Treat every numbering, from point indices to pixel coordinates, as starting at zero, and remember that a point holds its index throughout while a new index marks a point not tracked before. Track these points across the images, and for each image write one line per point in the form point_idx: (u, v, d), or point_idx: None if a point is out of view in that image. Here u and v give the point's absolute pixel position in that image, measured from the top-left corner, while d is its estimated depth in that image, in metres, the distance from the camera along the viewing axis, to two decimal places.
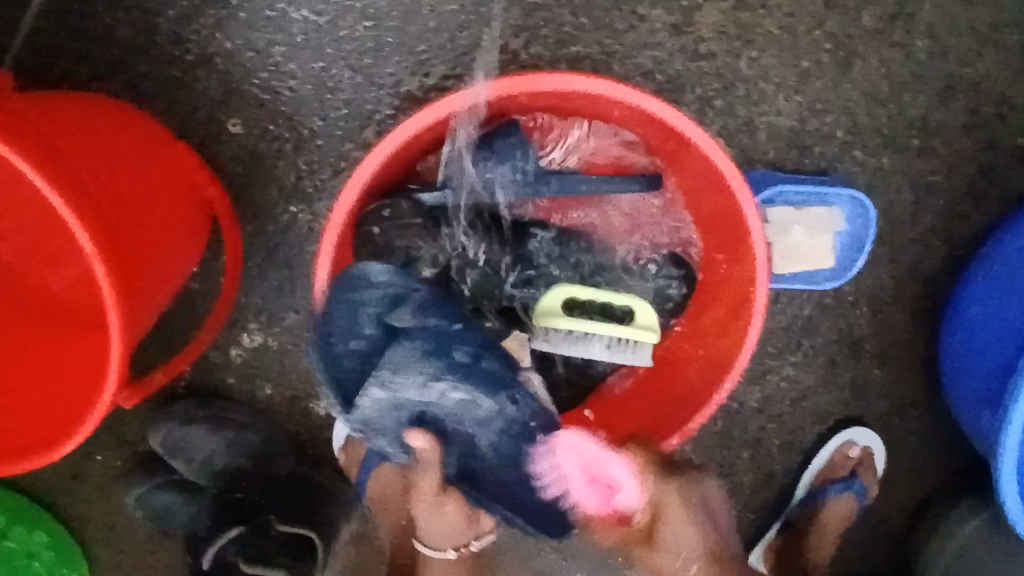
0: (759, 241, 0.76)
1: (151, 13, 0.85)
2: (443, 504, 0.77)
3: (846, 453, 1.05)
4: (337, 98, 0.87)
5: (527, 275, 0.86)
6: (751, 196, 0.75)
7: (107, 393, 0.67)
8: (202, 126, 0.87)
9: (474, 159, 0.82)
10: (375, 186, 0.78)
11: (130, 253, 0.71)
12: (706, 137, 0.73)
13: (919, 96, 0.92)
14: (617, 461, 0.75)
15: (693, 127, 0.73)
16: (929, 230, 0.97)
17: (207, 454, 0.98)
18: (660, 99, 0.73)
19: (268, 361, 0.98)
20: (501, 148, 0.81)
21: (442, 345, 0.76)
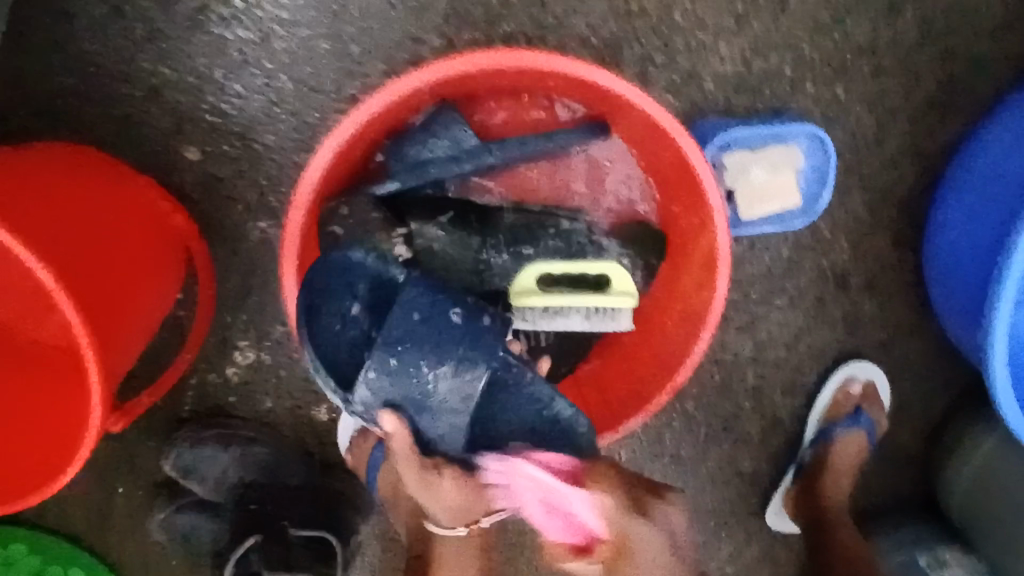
0: (712, 191, 0.77)
1: (95, 56, 0.88)
2: (431, 482, 0.73)
3: (849, 391, 1.04)
4: (286, 111, 0.89)
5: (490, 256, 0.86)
6: (696, 146, 0.75)
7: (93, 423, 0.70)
8: (161, 157, 0.90)
9: (415, 142, 0.82)
10: (326, 189, 0.79)
11: (98, 286, 0.73)
12: (640, 94, 0.73)
13: (860, 20, 0.91)
14: (579, 492, 0.70)
15: (623, 86, 0.73)
16: (894, 153, 0.96)
17: (220, 474, 1.01)
18: (590, 63, 0.73)
19: (263, 375, 1.01)
20: (438, 128, 0.81)
21: (435, 309, 0.75)
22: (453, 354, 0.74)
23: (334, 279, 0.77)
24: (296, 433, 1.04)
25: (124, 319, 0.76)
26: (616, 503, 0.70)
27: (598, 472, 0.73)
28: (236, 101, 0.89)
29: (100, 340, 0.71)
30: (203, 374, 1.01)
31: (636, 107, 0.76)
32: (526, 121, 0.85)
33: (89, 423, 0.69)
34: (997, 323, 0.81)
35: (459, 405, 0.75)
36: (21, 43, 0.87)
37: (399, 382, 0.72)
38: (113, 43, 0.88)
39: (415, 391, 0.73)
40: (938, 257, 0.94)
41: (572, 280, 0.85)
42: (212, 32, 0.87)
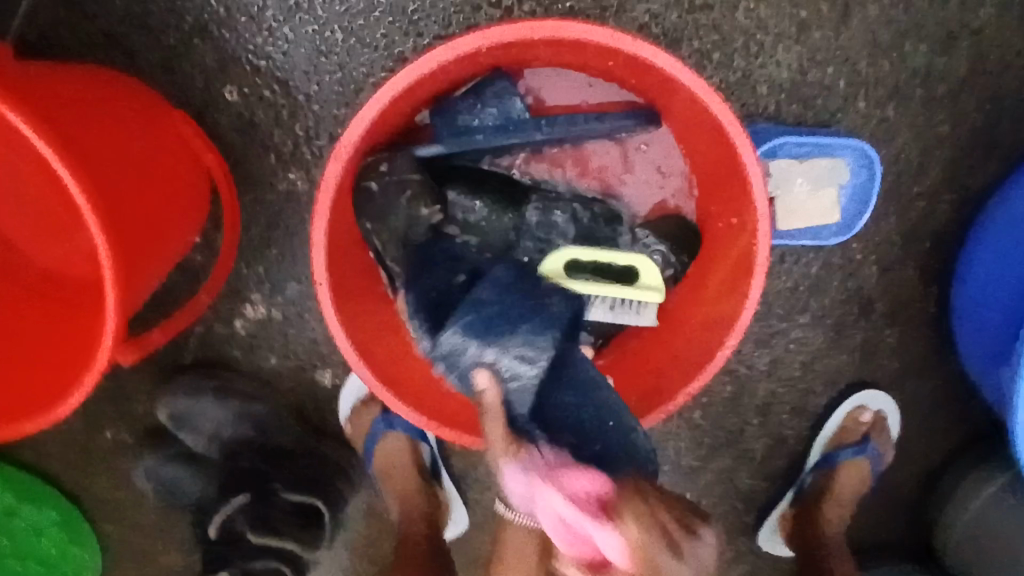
0: (760, 193, 0.74)
1: None
2: (514, 461, 0.62)
3: (858, 419, 1.03)
4: (332, 62, 0.87)
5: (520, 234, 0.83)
6: (751, 144, 0.73)
7: (103, 352, 0.67)
8: (198, 94, 0.88)
9: (463, 108, 0.80)
10: (367, 143, 0.77)
11: (122, 215, 0.70)
12: (700, 81, 0.70)
13: (921, 44, 0.89)
14: (607, 527, 0.54)
15: (685, 72, 0.70)
16: (935, 183, 0.94)
17: (215, 427, 0.99)
18: (655, 45, 0.70)
19: (271, 331, 0.99)
20: (489, 95, 0.79)
21: (506, 293, 0.74)
22: (527, 337, 0.69)
23: (422, 258, 0.80)
24: (297, 394, 1.02)
25: (144, 248, 0.74)
26: (641, 522, 0.54)
27: (631, 492, 0.57)
28: (283, 45, 0.87)
29: (122, 264, 0.68)
30: (209, 323, 0.99)
31: (694, 97, 0.73)
32: (579, 101, 0.84)
33: (101, 347, 0.66)
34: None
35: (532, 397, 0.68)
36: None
37: (475, 335, 0.70)
38: None
39: (493, 360, 0.68)
40: (971, 291, 0.92)
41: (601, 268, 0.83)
42: None
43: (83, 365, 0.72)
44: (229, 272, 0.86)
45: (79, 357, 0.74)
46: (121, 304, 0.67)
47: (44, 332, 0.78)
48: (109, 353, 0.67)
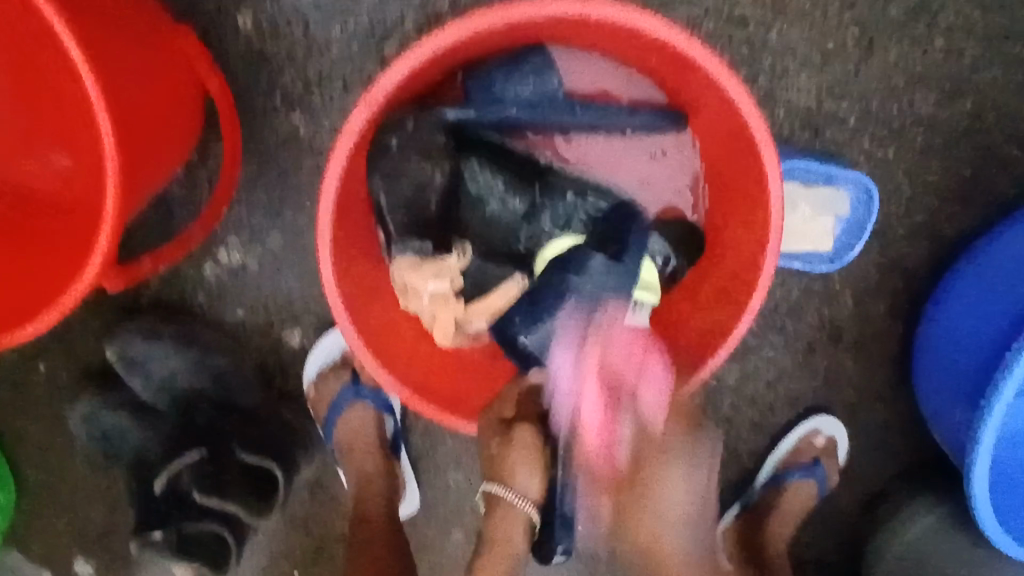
0: (777, 210, 0.74)
1: None
2: (517, 436, 0.76)
3: (812, 441, 1.06)
4: (362, 6, 0.82)
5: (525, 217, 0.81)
6: (777, 160, 0.73)
7: (87, 276, 0.61)
8: (210, 15, 0.82)
9: (500, 75, 0.76)
10: (398, 95, 0.74)
11: (127, 127, 0.64)
12: (742, 91, 0.70)
13: (928, 93, 0.92)
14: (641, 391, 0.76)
15: (732, 81, 0.70)
16: (918, 228, 0.98)
17: (168, 375, 0.91)
18: (707, 48, 0.70)
19: (244, 281, 0.92)
20: (528, 68, 0.77)
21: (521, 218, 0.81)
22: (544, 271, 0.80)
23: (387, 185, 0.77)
24: (260, 352, 0.96)
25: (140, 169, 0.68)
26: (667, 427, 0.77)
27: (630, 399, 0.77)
28: None
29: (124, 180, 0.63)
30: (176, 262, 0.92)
31: (733, 107, 0.73)
32: (613, 91, 0.82)
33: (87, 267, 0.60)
34: (991, 419, 0.81)
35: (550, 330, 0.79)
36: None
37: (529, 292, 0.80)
38: None
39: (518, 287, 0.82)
40: (940, 331, 0.95)
41: None
42: None
43: (57, 285, 0.65)
44: (224, 203, 0.79)
45: (52, 277, 0.67)
46: (117, 223, 0.61)
47: (16, 251, 0.71)
48: (94, 275, 0.61)
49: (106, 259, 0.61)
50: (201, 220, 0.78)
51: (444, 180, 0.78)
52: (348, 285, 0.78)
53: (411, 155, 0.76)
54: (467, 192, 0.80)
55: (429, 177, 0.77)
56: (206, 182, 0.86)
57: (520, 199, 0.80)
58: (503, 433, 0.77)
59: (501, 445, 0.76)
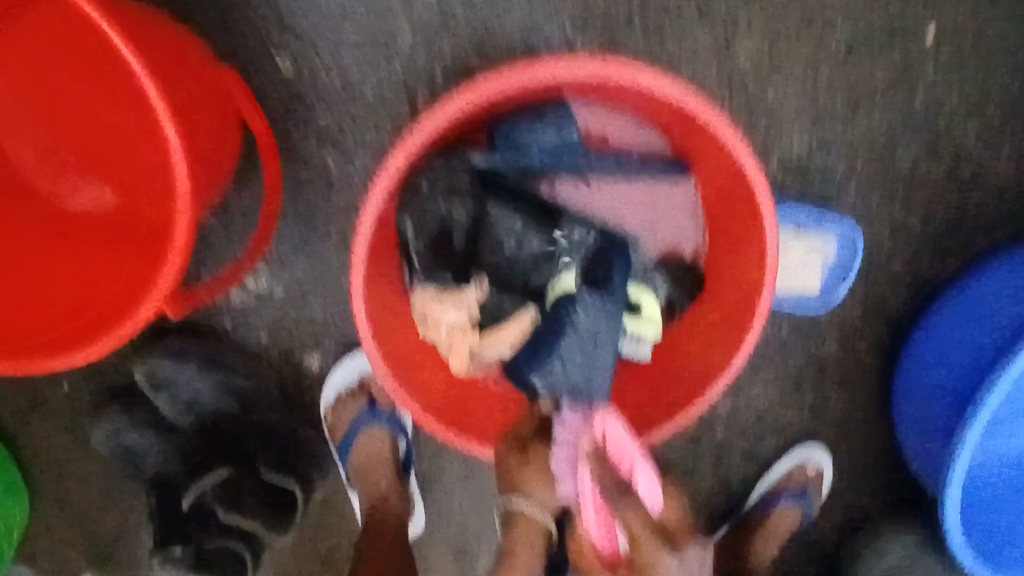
0: (772, 255, 0.81)
1: None
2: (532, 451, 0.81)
3: (802, 471, 1.12)
4: (394, 56, 0.89)
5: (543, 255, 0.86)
6: (774, 210, 0.80)
7: (161, 290, 0.69)
8: (252, 59, 0.88)
9: (524, 125, 0.84)
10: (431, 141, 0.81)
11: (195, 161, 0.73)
12: (743, 145, 0.77)
13: (910, 150, 0.99)
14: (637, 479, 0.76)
15: (733, 136, 0.77)
16: (898, 272, 1.06)
17: (193, 394, 0.95)
18: (712, 107, 0.77)
19: (268, 307, 0.97)
20: (550, 119, 0.84)
21: (537, 255, 0.86)
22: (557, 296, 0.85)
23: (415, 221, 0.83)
24: (280, 374, 1.00)
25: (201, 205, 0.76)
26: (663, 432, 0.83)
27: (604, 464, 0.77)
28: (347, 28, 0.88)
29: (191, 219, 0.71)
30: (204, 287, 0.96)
31: (733, 159, 0.80)
32: (624, 140, 0.90)
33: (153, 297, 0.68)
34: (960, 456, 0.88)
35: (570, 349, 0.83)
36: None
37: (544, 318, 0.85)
38: None
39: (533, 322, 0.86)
40: (920, 364, 1.02)
41: None
42: None
43: (129, 300, 0.73)
44: (268, 236, 0.83)
45: (125, 293, 0.74)
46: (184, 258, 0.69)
47: (93, 274, 0.80)
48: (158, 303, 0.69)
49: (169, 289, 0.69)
50: (254, 245, 0.83)
51: (468, 217, 0.84)
52: (376, 311, 0.84)
53: (441, 195, 0.82)
54: (489, 230, 0.85)
55: (454, 213, 0.83)
56: (241, 212, 0.92)
57: (538, 236, 0.86)
58: (518, 450, 0.82)
59: (517, 461, 0.81)
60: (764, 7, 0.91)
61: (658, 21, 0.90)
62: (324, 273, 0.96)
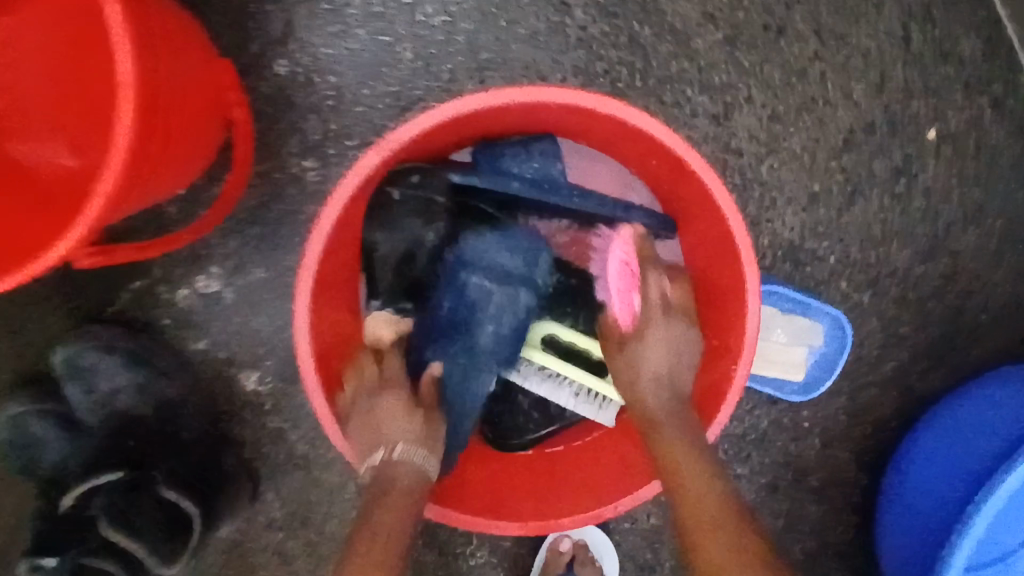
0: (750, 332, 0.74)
1: None
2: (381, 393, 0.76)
3: (558, 547, 0.96)
4: (392, 75, 0.87)
5: (510, 295, 0.81)
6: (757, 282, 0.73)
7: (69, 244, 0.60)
8: (249, 57, 0.86)
9: (509, 152, 0.81)
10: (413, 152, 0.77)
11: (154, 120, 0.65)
12: (733, 207, 0.72)
13: (905, 248, 0.96)
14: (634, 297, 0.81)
15: (726, 197, 0.72)
16: (886, 376, 0.99)
17: (113, 392, 0.88)
18: (706, 162, 0.73)
19: (215, 312, 0.91)
20: (534, 151, 0.82)
21: (496, 292, 0.81)
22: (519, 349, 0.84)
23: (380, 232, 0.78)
24: (211, 387, 0.92)
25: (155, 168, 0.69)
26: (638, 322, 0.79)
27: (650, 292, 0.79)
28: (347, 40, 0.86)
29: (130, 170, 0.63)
30: (151, 281, 0.90)
31: (720, 222, 0.76)
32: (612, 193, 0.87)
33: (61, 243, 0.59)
34: None
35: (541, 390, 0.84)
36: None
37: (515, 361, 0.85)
38: None
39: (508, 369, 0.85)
40: (910, 482, 0.90)
41: (575, 352, 0.85)
42: None
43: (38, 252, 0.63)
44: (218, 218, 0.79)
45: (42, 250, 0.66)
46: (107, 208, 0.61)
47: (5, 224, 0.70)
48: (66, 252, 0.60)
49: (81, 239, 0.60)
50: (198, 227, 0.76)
51: (437, 237, 0.80)
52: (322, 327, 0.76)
53: (413, 209, 0.78)
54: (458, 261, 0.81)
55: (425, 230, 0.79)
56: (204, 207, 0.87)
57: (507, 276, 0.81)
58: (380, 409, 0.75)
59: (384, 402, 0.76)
60: (768, 83, 0.90)
61: (660, 82, 0.89)
62: (281, 285, 0.90)
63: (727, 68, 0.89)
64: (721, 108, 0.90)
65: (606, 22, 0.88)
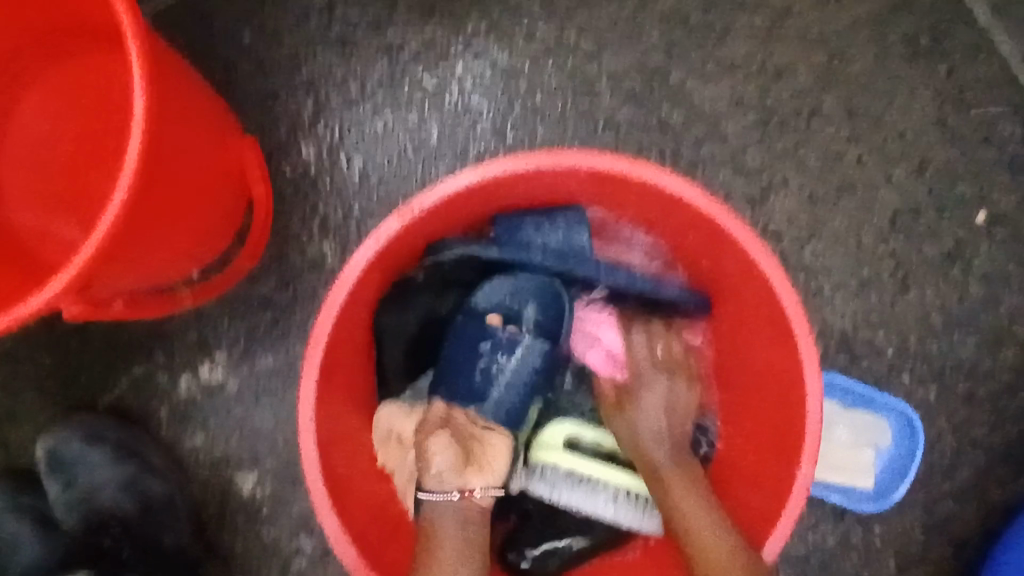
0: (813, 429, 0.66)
1: (266, 17, 0.82)
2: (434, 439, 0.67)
3: None
4: (418, 157, 0.84)
5: (523, 358, 0.71)
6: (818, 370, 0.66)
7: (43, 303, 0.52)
8: (273, 139, 0.82)
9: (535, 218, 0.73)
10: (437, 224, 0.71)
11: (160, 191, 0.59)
12: (786, 286, 0.66)
13: (970, 339, 0.88)
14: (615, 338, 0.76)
15: (780, 279, 0.66)
16: (968, 487, 0.87)
17: (93, 492, 0.79)
18: (755, 237, 0.67)
19: (217, 404, 0.83)
20: (562, 220, 0.73)
21: (508, 350, 0.71)
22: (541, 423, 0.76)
23: (399, 306, 0.72)
24: (206, 490, 0.83)
25: (154, 242, 0.62)
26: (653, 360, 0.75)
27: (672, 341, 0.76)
28: (370, 122, 0.83)
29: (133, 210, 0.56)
30: (151, 369, 0.83)
31: (771, 300, 0.68)
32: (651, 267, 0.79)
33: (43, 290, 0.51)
34: None
35: (575, 497, 0.73)
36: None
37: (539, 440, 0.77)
38: (294, 19, 0.83)
39: (534, 476, 0.74)
40: None
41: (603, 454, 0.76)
42: (390, 58, 0.84)
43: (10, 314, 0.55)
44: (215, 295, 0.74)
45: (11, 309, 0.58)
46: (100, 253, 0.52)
47: None
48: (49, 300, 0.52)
49: (67, 287, 0.52)
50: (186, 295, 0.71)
51: (451, 304, 0.74)
52: (330, 412, 0.69)
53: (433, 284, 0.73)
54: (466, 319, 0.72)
55: (443, 301, 0.73)
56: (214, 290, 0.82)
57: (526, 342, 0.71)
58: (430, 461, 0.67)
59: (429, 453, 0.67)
60: (805, 166, 0.87)
61: (692, 165, 0.86)
62: (291, 374, 0.84)
63: (761, 151, 0.87)
64: (757, 190, 0.86)
65: (634, 106, 0.86)
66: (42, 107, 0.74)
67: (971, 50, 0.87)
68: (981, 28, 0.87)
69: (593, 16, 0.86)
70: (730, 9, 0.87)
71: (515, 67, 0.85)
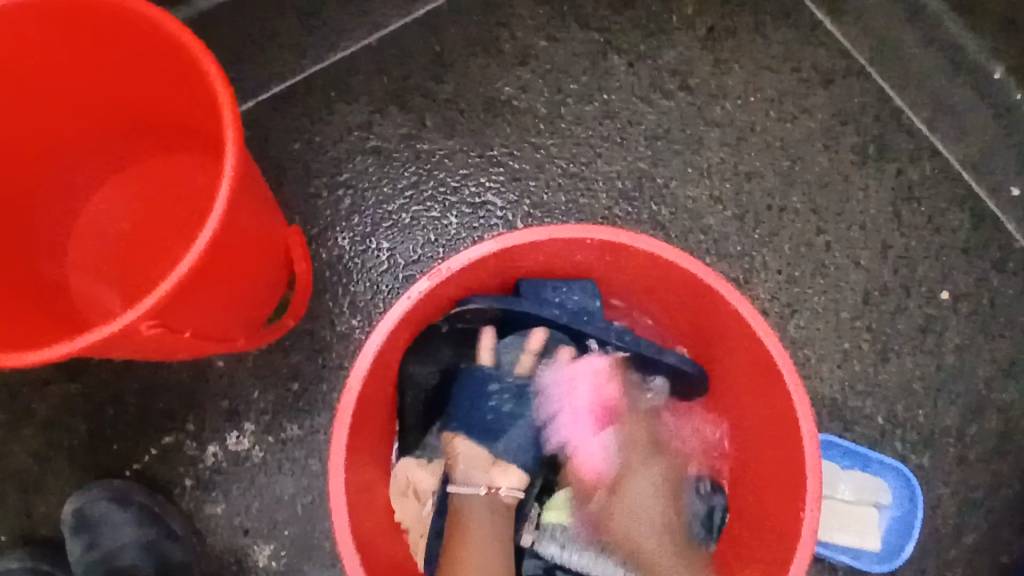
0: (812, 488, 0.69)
1: (313, 133, 0.98)
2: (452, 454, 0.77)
3: None
4: (441, 245, 0.95)
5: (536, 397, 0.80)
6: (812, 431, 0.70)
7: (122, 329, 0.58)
8: (314, 231, 0.95)
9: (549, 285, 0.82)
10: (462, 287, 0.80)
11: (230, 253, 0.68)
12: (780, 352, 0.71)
13: (954, 406, 0.94)
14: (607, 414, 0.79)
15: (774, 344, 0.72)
16: (973, 553, 0.90)
17: (115, 549, 0.83)
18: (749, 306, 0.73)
19: (241, 472, 0.87)
20: (574, 287, 0.82)
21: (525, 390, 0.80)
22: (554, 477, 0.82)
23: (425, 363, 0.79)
24: (228, 557, 0.85)
25: (218, 298, 0.69)
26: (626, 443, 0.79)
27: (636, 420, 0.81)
28: (398, 216, 0.96)
29: (208, 258, 0.63)
30: (181, 437, 0.87)
31: (765, 363, 0.74)
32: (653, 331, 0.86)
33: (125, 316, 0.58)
34: None
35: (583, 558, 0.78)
36: (264, 90, 0.99)
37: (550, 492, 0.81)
38: (336, 133, 0.98)
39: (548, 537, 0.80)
40: None
41: None
42: (417, 163, 0.98)
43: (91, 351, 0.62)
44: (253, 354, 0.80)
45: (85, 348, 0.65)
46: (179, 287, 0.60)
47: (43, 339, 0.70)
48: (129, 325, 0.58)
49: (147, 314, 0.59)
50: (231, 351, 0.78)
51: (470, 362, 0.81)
52: (359, 463, 0.74)
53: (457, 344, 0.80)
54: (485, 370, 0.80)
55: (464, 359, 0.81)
56: (250, 361, 0.89)
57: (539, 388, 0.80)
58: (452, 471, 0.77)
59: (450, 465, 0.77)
60: (779, 251, 0.98)
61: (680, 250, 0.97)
62: (314, 441, 0.87)
63: (740, 239, 0.98)
64: (739, 272, 0.97)
65: (626, 202, 0.99)
66: (128, 199, 0.89)
67: (913, 155, 1.02)
68: (921, 137, 1.02)
69: (589, 129, 1.01)
70: (704, 123, 1.02)
71: (523, 170, 0.99)
